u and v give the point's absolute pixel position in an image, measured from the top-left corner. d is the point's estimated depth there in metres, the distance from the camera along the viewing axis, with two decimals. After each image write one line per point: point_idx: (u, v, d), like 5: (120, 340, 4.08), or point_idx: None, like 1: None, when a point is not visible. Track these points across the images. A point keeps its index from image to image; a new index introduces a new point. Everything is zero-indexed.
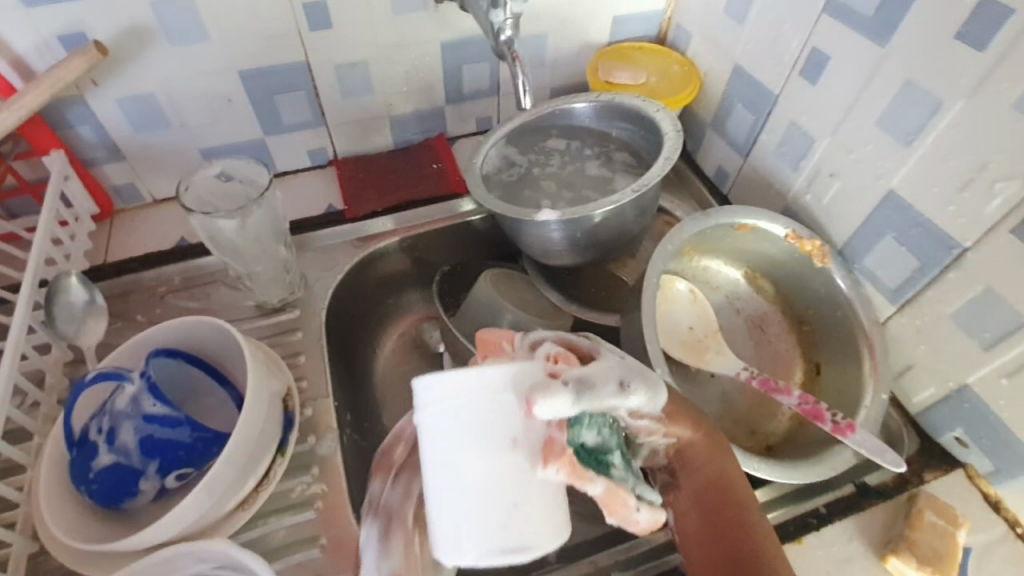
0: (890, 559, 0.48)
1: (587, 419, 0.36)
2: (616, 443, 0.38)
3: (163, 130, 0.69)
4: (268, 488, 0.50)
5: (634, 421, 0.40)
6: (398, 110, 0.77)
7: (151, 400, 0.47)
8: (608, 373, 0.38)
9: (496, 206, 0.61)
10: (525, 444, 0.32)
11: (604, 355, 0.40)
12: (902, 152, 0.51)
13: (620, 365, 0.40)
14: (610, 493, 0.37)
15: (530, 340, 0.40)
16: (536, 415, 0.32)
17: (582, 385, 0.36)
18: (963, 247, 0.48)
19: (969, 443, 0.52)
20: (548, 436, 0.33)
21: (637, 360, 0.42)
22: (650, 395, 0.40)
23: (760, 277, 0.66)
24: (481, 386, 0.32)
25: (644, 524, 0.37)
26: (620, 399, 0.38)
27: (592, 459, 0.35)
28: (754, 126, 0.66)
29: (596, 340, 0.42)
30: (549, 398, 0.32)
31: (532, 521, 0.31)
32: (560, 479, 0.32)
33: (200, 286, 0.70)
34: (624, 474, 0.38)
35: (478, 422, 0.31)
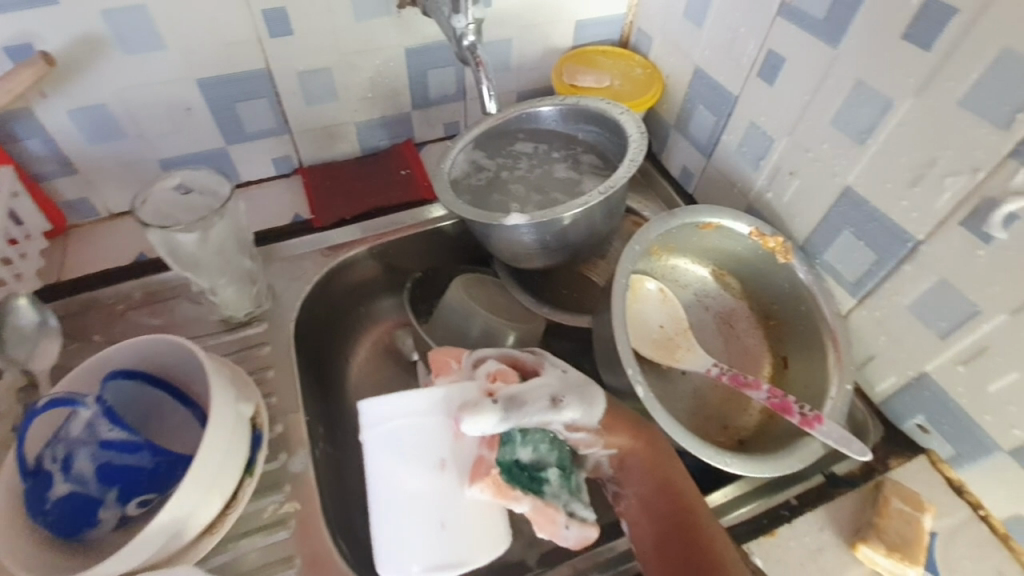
0: (860, 548, 0.48)
1: (521, 437, 0.47)
2: (553, 458, 0.48)
3: (118, 141, 0.66)
4: (237, 510, 0.49)
5: (573, 434, 0.49)
6: (364, 117, 0.76)
7: (108, 425, 0.45)
8: (544, 391, 0.48)
9: (465, 211, 0.61)
10: (453, 464, 0.46)
11: (546, 372, 0.50)
12: (856, 150, 0.52)
13: (558, 384, 0.49)
14: (540, 511, 0.45)
15: (476, 357, 0.51)
16: (466, 429, 0.45)
17: (512, 403, 0.46)
18: (917, 240, 0.49)
19: (930, 429, 0.54)
20: (477, 457, 0.46)
21: (578, 377, 0.51)
22: (582, 410, 0.49)
23: (727, 274, 0.67)
24: (417, 413, 0.46)
25: (572, 538, 0.46)
26: (551, 416, 0.48)
27: (522, 477, 0.46)
28: (716, 126, 0.68)
29: (540, 357, 0.52)
30: (476, 417, 0.45)
31: (460, 521, 0.45)
32: (485, 495, 0.45)
33: (162, 301, 0.68)
34: (557, 488, 0.47)
35: (415, 446, 0.46)
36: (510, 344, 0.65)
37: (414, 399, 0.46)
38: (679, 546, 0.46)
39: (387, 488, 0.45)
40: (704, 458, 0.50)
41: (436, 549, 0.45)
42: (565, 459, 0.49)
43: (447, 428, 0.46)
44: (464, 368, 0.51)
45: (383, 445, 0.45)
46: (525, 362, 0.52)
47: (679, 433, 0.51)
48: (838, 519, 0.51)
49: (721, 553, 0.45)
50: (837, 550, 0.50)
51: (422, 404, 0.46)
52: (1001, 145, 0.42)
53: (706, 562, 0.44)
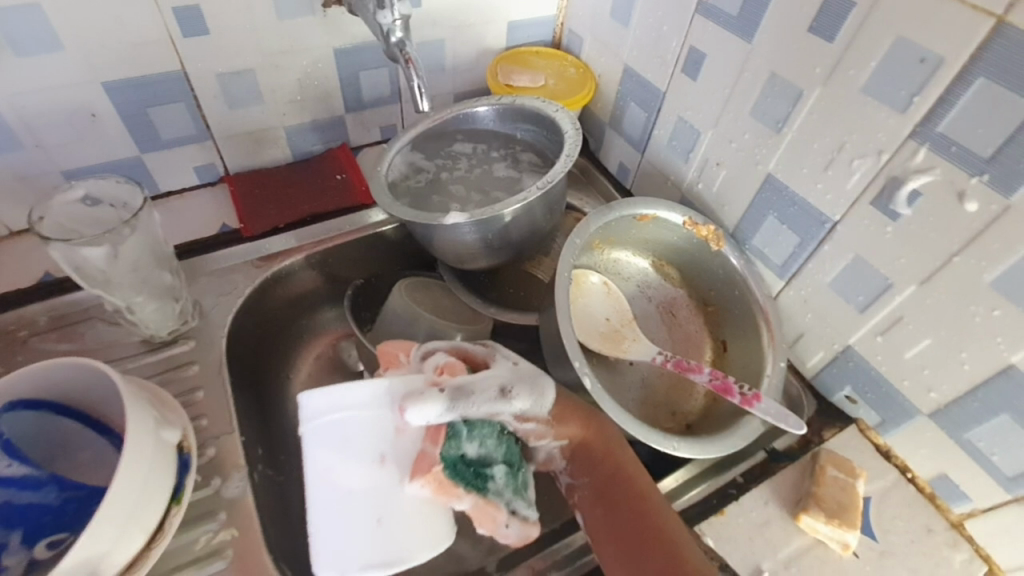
0: (803, 518, 0.50)
1: (468, 432, 0.46)
2: (501, 454, 0.48)
3: (12, 151, 0.60)
4: (165, 542, 0.44)
5: (522, 425, 0.49)
6: (294, 121, 0.73)
7: (5, 461, 0.41)
8: (494, 382, 0.48)
9: (402, 212, 0.60)
10: (393, 459, 0.44)
11: (495, 364, 0.50)
12: (774, 139, 0.55)
13: (508, 376, 0.49)
14: (480, 508, 0.45)
15: (424, 351, 0.50)
16: (410, 418, 0.44)
17: (459, 393, 0.46)
18: (833, 221, 0.52)
19: (858, 399, 0.57)
20: (420, 450, 0.44)
21: (529, 367, 0.50)
22: (532, 400, 0.48)
23: (666, 265, 0.69)
24: (360, 404, 0.44)
25: (512, 535, 0.46)
26: (499, 407, 0.47)
27: (467, 474, 0.45)
28: (647, 122, 0.70)
29: (492, 350, 0.52)
30: (420, 406, 0.44)
31: (399, 517, 0.43)
32: (426, 492, 0.43)
33: (72, 325, 0.62)
34: (502, 486, 0.46)
35: (356, 438, 0.44)
36: None
37: (357, 391, 0.45)
38: (633, 533, 0.46)
39: (322, 484, 0.42)
40: (654, 444, 0.51)
41: (371, 547, 0.42)
42: (512, 456, 0.48)
43: (390, 418, 0.44)
44: (412, 362, 0.50)
45: (319, 439, 0.43)
46: (475, 354, 0.51)
47: (629, 424, 0.50)
48: (781, 492, 0.53)
49: (673, 531, 0.46)
50: (781, 523, 0.51)
51: (365, 395, 0.45)
52: (900, 128, 0.45)
53: (660, 545, 0.45)
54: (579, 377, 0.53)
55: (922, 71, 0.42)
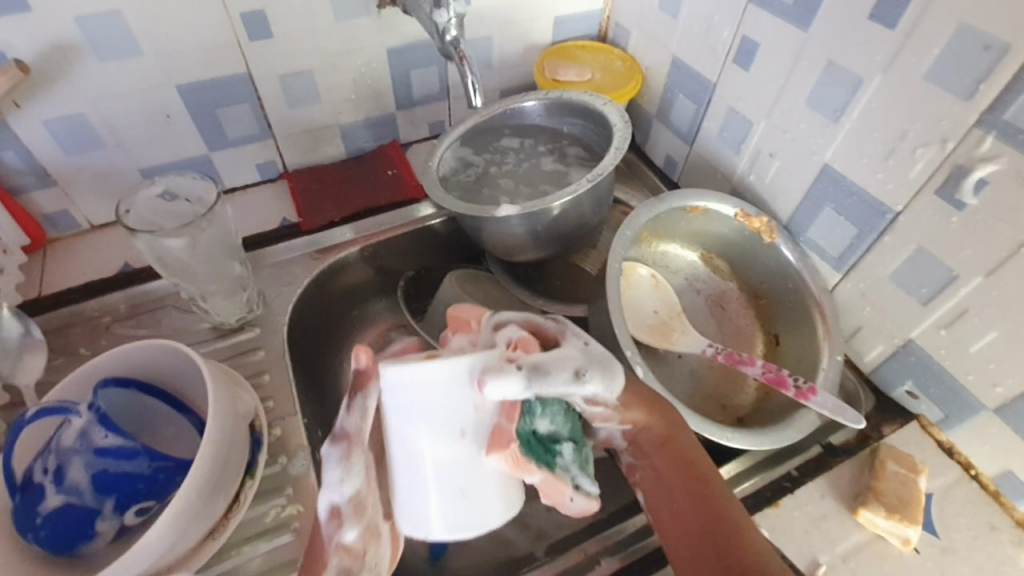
0: (861, 512, 0.50)
1: (541, 408, 0.45)
2: (568, 432, 0.48)
3: (97, 151, 0.65)
4: (240, 514, 0.47)
5: (591, 408, 0.48)
6: (348, 119, 0.76)
7: (102, 431, 0.43)
8: (569, 361, 0.47)
9: (454, 205, 0.62)
10: (472, 434, 0.41)
11: (567, 344, 0.48)
12: (831, 128, 0.54)
13: (581, 358, 0.48)
14: (550, 482, 0.45)
15: (495, 321, 0.48)
16: (488, 394, 0.41)
17: (536, 371, 0.44)
18: (895, 211, 0.51)
19: (919, 394, 0.56)
20: (495, 426, 0.42)
21: (599, 349, 0.50)
22: (606, 381, 0.48)
23: (715, 258, 0.69)
24: (443, 377, 0.40)
25: (576, 509, 0.47)
26: (573, 387, 0.46)
27: (539, 449, 0.44)
28: (696, 113, 0.69)
29: (564, 326, 0.50)
30: (500, 382, 0.41)
31: (477, 485, 0.42)
32: (504, 466, 0.42)
33: (148, 312, 0.66)
34: (568, 462, 0.47)
35: (432, 413, 0.40)
36: None
37: (432, 367, 0.40)
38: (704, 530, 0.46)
39: (406, 453, 0.41)
40: (704, 433, 0.52)
41: (451, 509, 0.42)
42: (576, 433, 0.49)
43: (467, 394, 0.41)
44: (484, 331, 0.48)
45: (399, 412, 0.40)
46: (546, 330, 0.49)
47: (681, 409, 0.53)
48: (838, 486, 0.52)
49: (743, 519, 0.46)
50: (839, 517, 0.50)
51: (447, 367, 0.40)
52: (966, 115, 0.44)
53: (733, 543, 0.45)
54: (630, 365, 0.54)
55: (988, 57, 0.41)
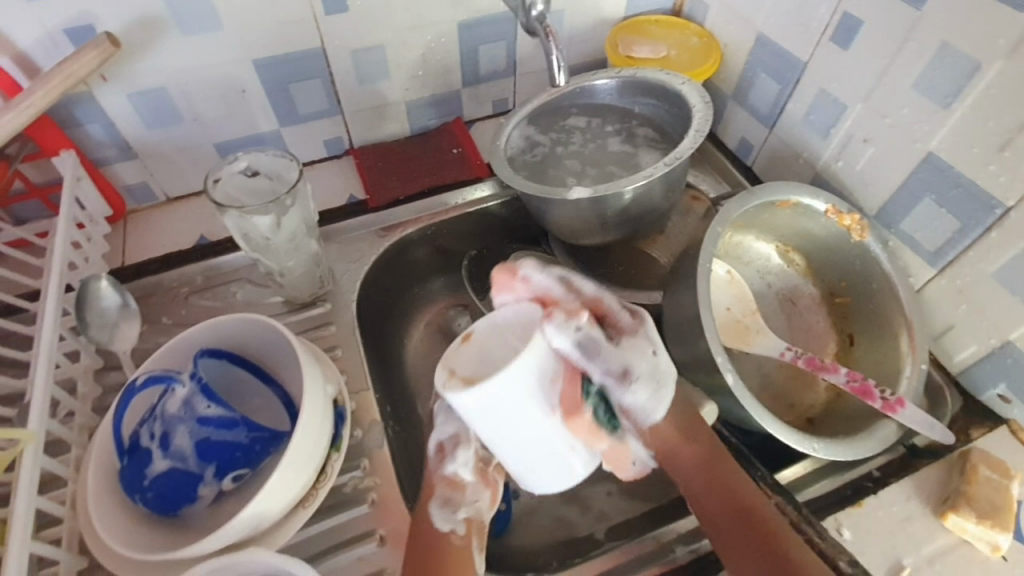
0: (950, 516, 0.48)
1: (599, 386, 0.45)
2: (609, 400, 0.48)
3: (176, 125, 0.66)
4: (328, 485, 0.49)
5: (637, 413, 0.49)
6: (414, 96, 0.75)
7: (205, 402, 0.45)
8: (639, 358, 0.47)
9: (525, 185, 0.61)
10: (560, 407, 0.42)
11: (631, 339, 0.48)
12: (939, 115, 0.51)
13: (641, 363, 0.47)
14: (620, 450, 0.47)
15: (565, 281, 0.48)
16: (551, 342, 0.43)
17: (590, 342, 0.45)
18: (1006, 206, 0.48)
19: (1012, 398, 0.53)
20: (567, 391, 0.43)
21: (663, 356, 0.48)
22: (668, 376, 0.48)
23: (792, 251, 0.66)
24: (540, 393, 0.41)
25: (635, 472, 0.50)
26: (636, 369, 0.47)
27: (609, 416, 0.46)
28: (780, 95, 0.66)
29: (635, 325, 0.49)
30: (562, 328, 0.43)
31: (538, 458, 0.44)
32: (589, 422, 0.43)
33: (222, 285, 0.68)
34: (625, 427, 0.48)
35: (502, 409, 0.40)
36: None
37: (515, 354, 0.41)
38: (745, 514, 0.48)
39: (498, 430, 0.42)
40: (790, 442, 0.50)
41: (527, 470, 0.46)
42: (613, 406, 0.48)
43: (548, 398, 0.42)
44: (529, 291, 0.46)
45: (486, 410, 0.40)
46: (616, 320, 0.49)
47: (763, 416, 0.50)
48: (923, 489, 0.51)
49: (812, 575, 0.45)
50: (924, 519, 0.49)
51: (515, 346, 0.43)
52: None
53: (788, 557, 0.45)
54: (718, 371, 0.52)
55: None
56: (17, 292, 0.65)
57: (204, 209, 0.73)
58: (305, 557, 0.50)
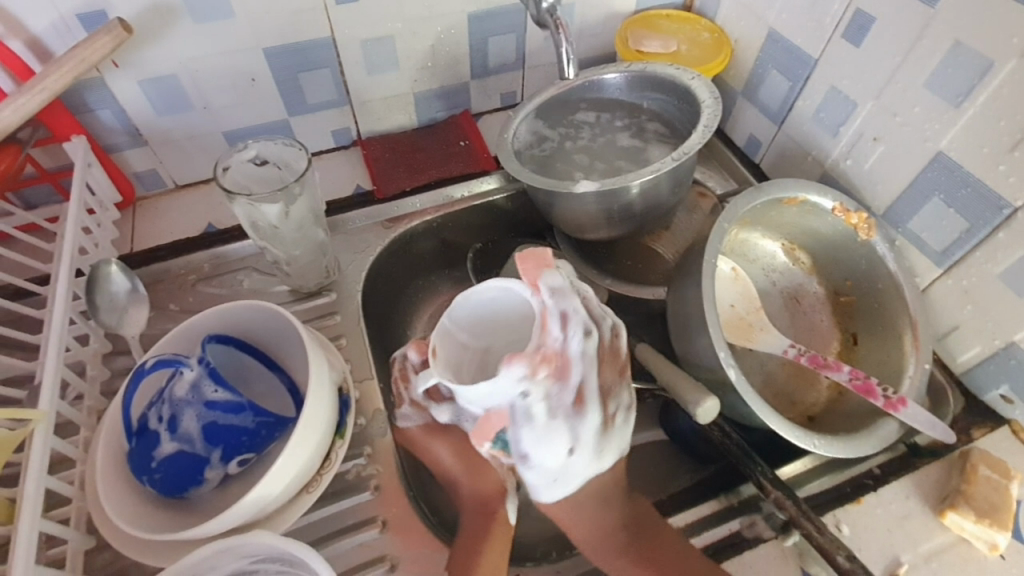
0: (949, 515, 0.48)
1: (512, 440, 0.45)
2: None
3: (186, 113, 0.67)
4: (333, 470, 0.49)
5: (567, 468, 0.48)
6: (423, 87, 0.75)
7: (213, 386, 0.45)
8: (559, 450, 0.45)
9: (532, 178, 0.61)
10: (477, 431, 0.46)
11: (576, 412, 0.44)
12: (949, 114, 0.51)
13: (574, 437, 0.45)
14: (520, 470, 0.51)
15: (563, 320, 0.43)
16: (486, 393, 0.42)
17: (519, 412, 0.43)
18: (1014, 207, 0.48)
19: (1015, 399, 0.53)
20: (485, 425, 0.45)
21: (583, 456, 0.46)
22: (582, 469, 0.47)
23: (798, 249, 0.66)
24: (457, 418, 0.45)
25: None
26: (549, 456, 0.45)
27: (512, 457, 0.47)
28: (790, 92, 0.66)
29: (582, 405, 0.45)
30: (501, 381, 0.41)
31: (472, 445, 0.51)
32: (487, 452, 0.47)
33: (229, 273, 0.69)
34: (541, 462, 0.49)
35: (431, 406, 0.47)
36: None
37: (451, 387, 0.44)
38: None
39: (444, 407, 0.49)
40: (791, 438, 0.50)
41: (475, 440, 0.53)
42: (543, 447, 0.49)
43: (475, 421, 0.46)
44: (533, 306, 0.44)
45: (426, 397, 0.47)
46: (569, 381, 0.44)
47: (765, 412, 0.50)
48: (923, 487, 0.51)
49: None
50: (923, 517, 0.50)
51: (505, 325, 0.48)
52: None
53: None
54: (721, 367, 0.53)
55: None
56: (28, 276, 0.66)
57: (212, 197, 0.73)
58: (307, 540, 0.51)
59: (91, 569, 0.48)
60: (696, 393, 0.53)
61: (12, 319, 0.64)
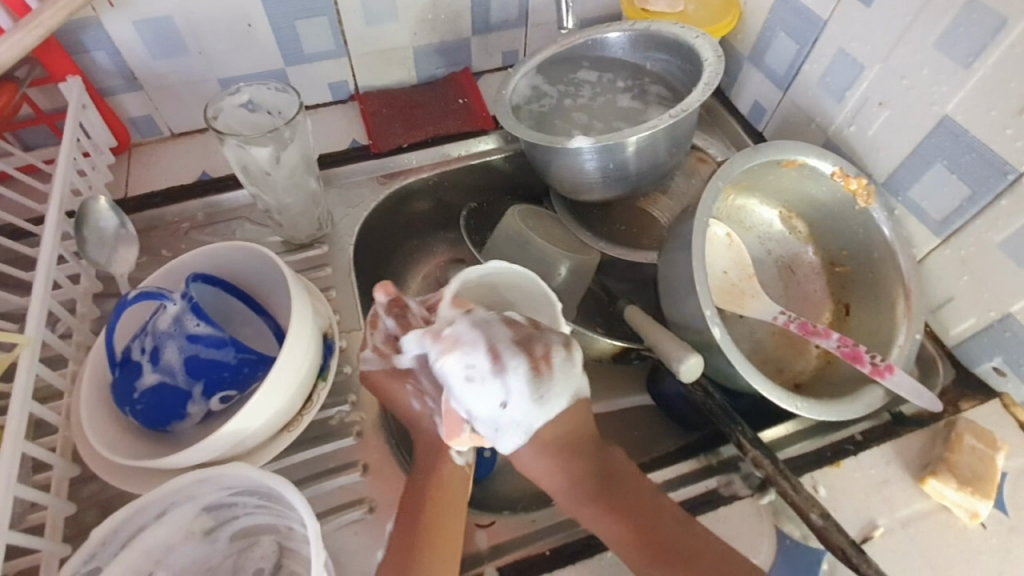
0: (929, 481, 0.48)
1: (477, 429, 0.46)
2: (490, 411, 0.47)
3: (181, 57, 0.66)
4: (313, 411, 0.50)
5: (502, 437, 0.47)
6: (423, 41, 0.73)
7: (194, 320, 0.46)
8: (487, 404, 0.42)
9: (527, 134, 0.60)
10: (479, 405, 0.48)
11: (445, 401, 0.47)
12: (959, 75, 0.49)
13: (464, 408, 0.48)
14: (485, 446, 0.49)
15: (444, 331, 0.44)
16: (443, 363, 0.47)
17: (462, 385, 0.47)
18: (1019, 171, 0.46)
19: (1008, 372, 0.52)
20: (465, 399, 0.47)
21: (522, 403, 0.43)
22: (528, 417, 0.43)
23: (795, 217, 0.65)
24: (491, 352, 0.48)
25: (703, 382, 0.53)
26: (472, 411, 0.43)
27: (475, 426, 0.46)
28: (797, 55, 0.64)
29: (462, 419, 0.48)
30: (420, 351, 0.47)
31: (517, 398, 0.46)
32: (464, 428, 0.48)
33: (222, 222, 0.69)
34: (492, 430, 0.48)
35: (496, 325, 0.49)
36: (563, 273, 0.65)
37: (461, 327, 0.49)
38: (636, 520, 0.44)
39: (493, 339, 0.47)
40: (772, 398, 0.50)
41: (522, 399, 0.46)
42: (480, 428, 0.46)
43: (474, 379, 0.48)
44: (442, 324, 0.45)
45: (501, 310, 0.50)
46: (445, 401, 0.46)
47: (748, 372, 0.50)
48: (906, 454, 0.51)
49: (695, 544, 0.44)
50: (903, 483, 0.49)
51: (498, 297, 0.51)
52: None
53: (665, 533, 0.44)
54: (706, 326, 0.52)
55: None
56: (25, 216, 0.66)
57: (208, 146, 0.73)
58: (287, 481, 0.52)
59: (77, 497, 0.49)
60: (680, 350, 0.52)
61: (8, 258, 0.64)
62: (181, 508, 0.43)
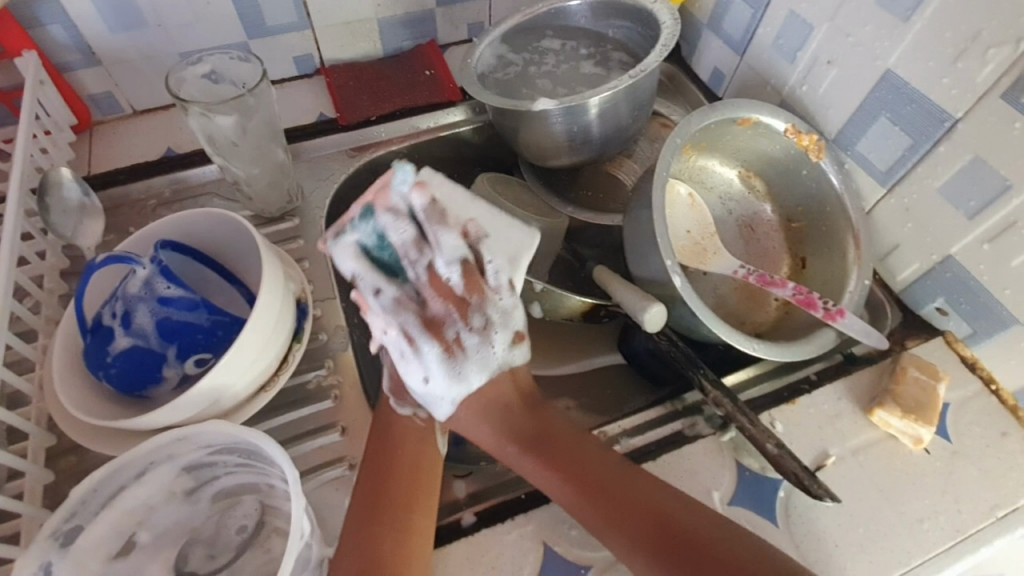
0: (877, 412, 0.51)
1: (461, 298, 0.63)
2: None
3: (140, 30, 0.65)
4: (289, 371, 0.51)
5: None
6: (387, 13, 0.73)
7: (165, 283, 0.47)
8: None
9: (493, 99, 0.61)
10: None
11: None
12: (900, 28, 0.51)
13: None
14: None
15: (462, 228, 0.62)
16: None
17: None
18: (955, 118, 0.49)
19: (949, 311, 0.56)
20: None
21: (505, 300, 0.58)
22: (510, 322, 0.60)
23: (753, 176, 0.68)
24: None
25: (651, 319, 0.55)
26: None
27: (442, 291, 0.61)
28: (752, 20, 0.66)
29: None
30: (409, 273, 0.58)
31: None
32: None
33: (190, 198, 0.68)
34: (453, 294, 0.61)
35: None
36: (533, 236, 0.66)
37: None
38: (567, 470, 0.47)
39: None
40: (731, 341, 0.53)
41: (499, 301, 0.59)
42: None
43: None
44: None
45: None
46: None
47: (708, 317, 0.53)
48: (856, 391, 0.54)
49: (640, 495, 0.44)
50: (853, 416, 0.53)
51: None
52: None
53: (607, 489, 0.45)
54: (668, 275, 0.54)
55: None
56: None
57: (172, 123, 0.72)
58: None
59: (53, 468, 0.49)
60: (642, 300, 0.55)
61: None
62: (160, 468, 0.44)
